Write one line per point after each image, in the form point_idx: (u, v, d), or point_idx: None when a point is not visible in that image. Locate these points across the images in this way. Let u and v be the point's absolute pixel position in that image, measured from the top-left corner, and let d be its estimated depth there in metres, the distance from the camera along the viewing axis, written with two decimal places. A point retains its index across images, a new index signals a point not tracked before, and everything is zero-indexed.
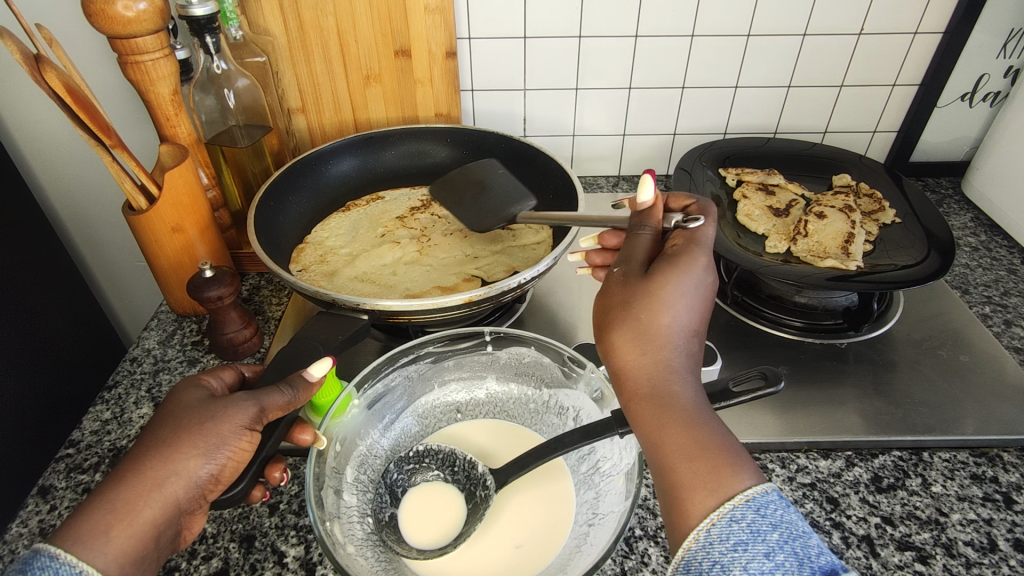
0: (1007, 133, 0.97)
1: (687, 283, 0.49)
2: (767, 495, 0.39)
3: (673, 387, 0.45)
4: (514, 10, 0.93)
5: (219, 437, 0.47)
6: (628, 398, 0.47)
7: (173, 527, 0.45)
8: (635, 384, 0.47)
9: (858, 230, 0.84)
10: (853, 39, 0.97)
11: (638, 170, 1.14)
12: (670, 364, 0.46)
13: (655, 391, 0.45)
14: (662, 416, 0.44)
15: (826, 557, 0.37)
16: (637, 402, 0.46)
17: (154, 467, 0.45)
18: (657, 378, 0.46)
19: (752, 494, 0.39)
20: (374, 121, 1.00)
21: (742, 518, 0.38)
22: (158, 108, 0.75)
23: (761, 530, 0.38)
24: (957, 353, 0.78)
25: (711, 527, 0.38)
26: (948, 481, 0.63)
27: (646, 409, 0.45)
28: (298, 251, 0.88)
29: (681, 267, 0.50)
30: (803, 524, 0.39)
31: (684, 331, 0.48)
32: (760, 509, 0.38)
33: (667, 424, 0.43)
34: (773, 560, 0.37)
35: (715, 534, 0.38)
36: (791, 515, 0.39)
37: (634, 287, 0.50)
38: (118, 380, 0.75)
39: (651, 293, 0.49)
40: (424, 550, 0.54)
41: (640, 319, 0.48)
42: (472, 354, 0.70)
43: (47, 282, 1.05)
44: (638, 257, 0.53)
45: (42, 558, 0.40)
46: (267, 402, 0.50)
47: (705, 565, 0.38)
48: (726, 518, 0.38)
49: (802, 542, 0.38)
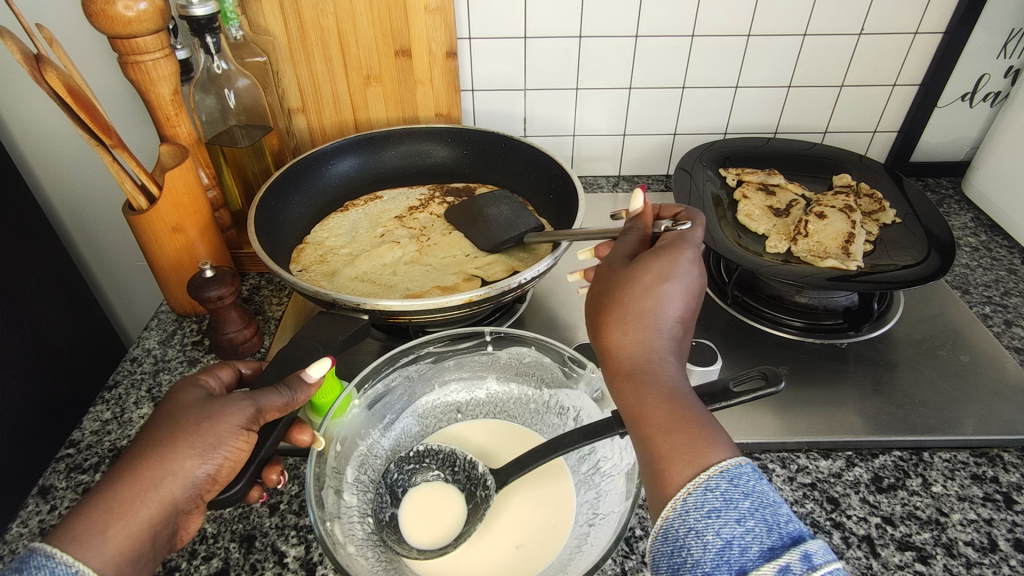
0: (1007, 133, 0.97)
1: (679, 273, 0.50)
2: (740, 467, 0.39)
3: (655, 366, 0.46)
4: (514, 10, 0.93)
5: (216, 436, 0.47)
6: (612, 377, 0.47)
7: (168, 527, 0.45)
8: (619, 363, 0.47)
9: (858, 230, 0.84)
10: (853, 39, 0.97)
11: (639, 170, 1.14)
12: (655, 345, 0.47)
13: (638, 369, 0.46)
14: (643, 390, 0.44)
15: (796, 525, 0.38)
16: (620, 380, 0.46)
17: (151, 467, 0.45)
18: (641, 358, 0.46)
19: (726, 465, 0.39)
20: (374, 121, 1.00)
21: (716, 487, 0.38)
22: (158, 108, 0.75)
23: (734, 498, 0.38)
24: (957, 353, 0.78)
25: (687, 495, 0.38)
26: (949, 481, 0.63)
27: (628, 385, 0.45)
28: (298, 252, 0.88)
29: (661, 259, 0.51)
30: (775, 492, 0.39)
31: (672, 317, 0.49)
32: (733, 479, 0.38)
33: (647, 399, 0.44)
34: (744, 526, 0.37)
35: (691, 502, 0.38)
36: (763, 486, 0.39)
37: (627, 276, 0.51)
38: (118, 380, 0.75)
39: (642, 282, 0.50)
40: (424, 550, 0.54)
41: (629, 304, 0.49)
42: (472, 354, 0.70)
43: (47, 282, 1.05)
44: (624, 252, 0.56)
45: (37, 557, 0.40)
46: (264, 402, 0.50)
47: (681, 532, 0.38)
48: (701, 488, 0.38)
49: (773, 510, 0.38)
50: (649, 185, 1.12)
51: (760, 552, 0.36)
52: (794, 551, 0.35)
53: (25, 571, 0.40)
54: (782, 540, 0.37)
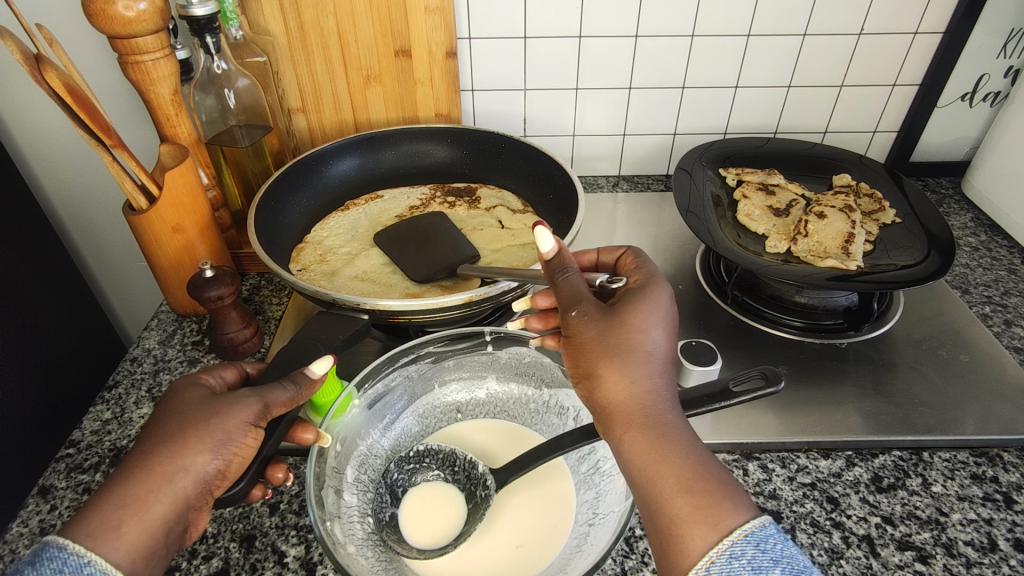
0: (1007, 133, 0.97)
1: (668, 321, 0.51)
2: (765, 528, 0.39)
3: (663, 418, 0.45)
4: (514, 10, 0.93)
5: (225, 432, 0.47)
6: (617, 432, 0.46)
7: (180, 524, 0.45)
8: (625, 416, 0.46)
9: (858, 230, 0.84)
10: (853, 39, 0.97)
11: (639, 170, 1.14)
12: (661, 396, 0.46)
13: (648, 424, 0.45)
14: (657, 450, 0.43)
15: None
16: (628, 436, 0.45)
17: (163, 462, 0.45)
18: (649, 411, 0.45)
19: (750, 528, 0.39)
20: (374, 121, 1.00)
21: (742, 555, 0.38)
22: (158, 109, 0.75)
23: (762, 566, 0.38)
24: (957, 353, 0.78)
25: (710, 565, 0.38)
26: (949, 481, 0.63)
27: (639, 442, 0.44)
28: (298, 251, 0.88)
29: (647, 302, 0.51)
30: (801, 556, 0.39)
31: (669, 364, 0.49)
32: (760, 544, 0.38)
33: (662, 458, 0.43)
34: None
35: (715, 573, 0.38)
36: (789, 549, 0.39)
37: (621, 321, 0.49)
38: (118, 380, 0.75)
39: (638, 327, 0.49)
40: (424, 550, 0.54)
41: (632, 353, 0.48)
42: (472, 354, 0.70)
43: (47, 282, 1.05)
44: (589, 299, 0.50)
45: (50, 550, 0.40)
46: (270, 398, 0.50)
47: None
48: (726, 556, 0.38)
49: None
50: (649, 185, 1.12)
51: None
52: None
53: (38, 564, 0.40)
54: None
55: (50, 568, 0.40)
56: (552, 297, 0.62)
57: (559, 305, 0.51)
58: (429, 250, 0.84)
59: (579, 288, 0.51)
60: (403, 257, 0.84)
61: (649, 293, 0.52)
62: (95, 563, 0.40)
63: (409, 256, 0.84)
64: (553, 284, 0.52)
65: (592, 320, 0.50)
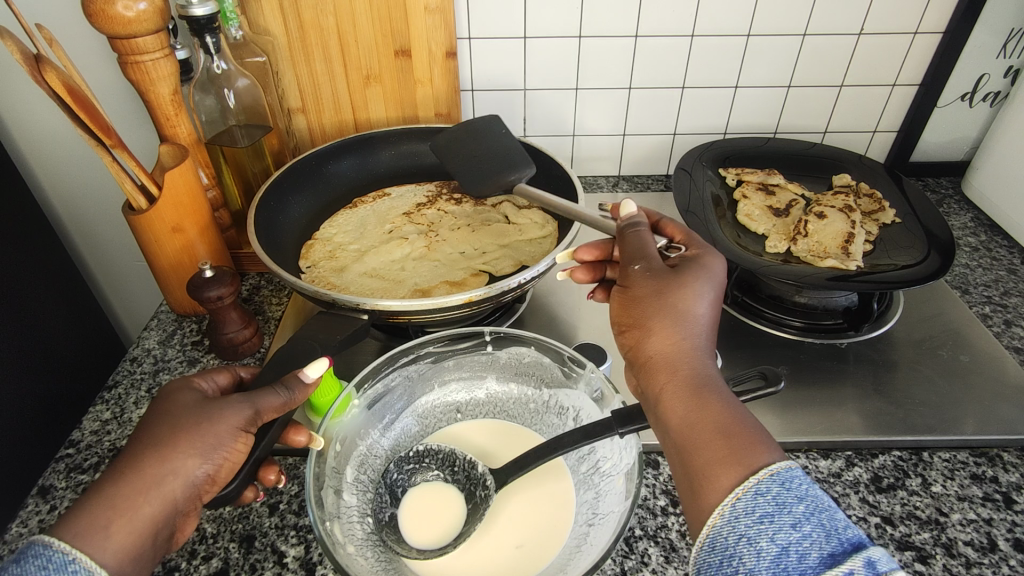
0: (1007, 134, 0.97)
1: (720, 287, 0.52)
2: (790, 471, 0.39)
3: (702, 372, 0.46)
4: (514, 10, 0.93)
5: (216, 437, 0.47)
6: (657, 383, 0.47)
7: (167, 527, 0.45)
8: (668, 367, 0.47)
9: (858, 230, 0.84)
10: (853, 39, 0.97)
11: (639, 171, 1.14)
12: (703, 353, 0.48)
13: (688, 375, 0.46)
14: (694, 397, 0.45)
15: (853, 531, 0.38)
16: (669, 385, 0.46)
17: (152, 466, 0.45)
18: (691, 365, 0.47)
19: (775, 469, 0.39)
20: (374, 121, 1.00)
21: (767, 492, 0.38)
22: (158, 109, 0.75)
23: (787, 503, 0.38)
24: (957, 353, 0.78)
25: (735, 501, 0.39)
26: (948, 481, 0.63)
27: (679, 391, 0.46)
28: (308, 248, 0.88)
29: (701, 269, 0.53)
30: (828, 498, 0.39)
31: (712, 328, 0.50)
32: (784, 483, 0.39)
33: (701, 405, 0.44)
34: (801, 531, 0.37)
35: (741, 508, 0.39)
36: (815, 491, 0.39)
37: (673, 279, 0.51)
38: (118, 380, 0.75)
39: (690, 288, 0.50)
40: (424, 550, 0.54)
41: (680, 310, 0.49)
42: (472, 354, 0.70)
43: (47, 282, 1.05)
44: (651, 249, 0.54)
45: (35, 547, 0.40)
46: (262, 403, 0.50)
47: (731, 539, 0.38)
48: (752, 492, 0.39)
49: (828, 515, 0.38)
50: (649, 185, 1.12)
51: (819, 558, 0.36)
52: (857, 557, 0.35)
53: (23, 560, 0.40)
54: (842, 545, 0.37)
55: (36, 565, 0.40)
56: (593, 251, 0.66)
57: (625, 258, 0.54)
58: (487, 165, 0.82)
59: (645, 244, 0.54)
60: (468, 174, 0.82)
61: (707, 259, 0.54)
62: (80, 560, 0.40)
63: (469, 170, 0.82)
64: (622, 239, 0.56)
65: (648, 277, 0.52)
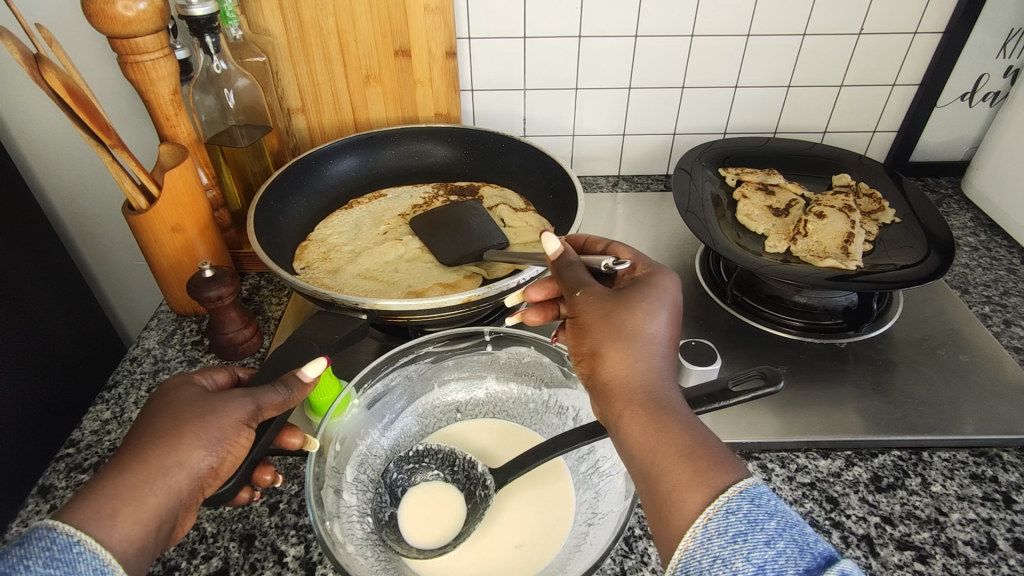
0: (1007, 133, 0.97)
1: (673, 306, 0.53)
2: (757, 487, 0.40)
3: (661, 394, 0.47)
4: (514, 10, 0.93)
5: (220, 430, 0.48)
6: (617, 410, 0.47)
7: (170, 520, 0.45)
8: (626, 394, 0.47)
9: (857, 230, 0.84)
10: (853, 39, 0.97)
11: (639, 171, 1.14)
12: (661, 374, 0.48)
13: (647, 399, 0.46)
14: (653, 424, 0.45)
15: (823, 543, 0.38)
16: (627, 412, 0.46)
17: (159, 456, 0.45)
18: (649, 388, 0.47)
19: (745, 485, 0.39)
20: (374, 121, 1.00)
21: (738, 510, 0.38)
22: (158, 108, 0.75)
23: (758, 519, 0.38)
24: (956, 353, 0.78)
25: (707, 522, 0.39)
26: (948, 481, 0.63)
27: (638, 416, 0.46)
28: (301, 250, 0.88)
29: (654, 290, 0.53)
30: (797, 512, 0.39)
31: (670, 346, 0.51)
32: (754, 499, 0.39)
33: (660, 429, 0.44)
34: (774, 548, 0.37)
35: (713, 529, 0.38)
36: (783, 505, 0.39)
37: (625, 304, 0.52)
38: (118, 380, 0.75)
39: (644, 310, 0.51)
40: (423, 550, 0.54)
41: (632, 334, 0.50)
42: (472, 354, 0.70)
43: (48, 282, 1.05)
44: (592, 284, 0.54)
45: (39, 530, 0.40)
46: (263, 400, 0.51)
47: (705, 562, 0.38)
48: (722, 512, 0.38)
49: (799, 530, 0.38)
50: (649, 185, 1.12)
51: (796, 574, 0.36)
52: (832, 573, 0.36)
53: (27, 543, 0.40)
54: (815, 560, 0.37)
55: (39, 547, 0.39)
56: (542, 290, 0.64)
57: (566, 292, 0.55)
58: (460, 236, 0.86)
59: (580, 275, 0.55)
60: (433, 242, 0.86)
61: (660, 279, 0.55)
62: (84, 542, 0.40)
63: (442, 241, 0.86)
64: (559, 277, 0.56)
65: (596, 304, 0.52)
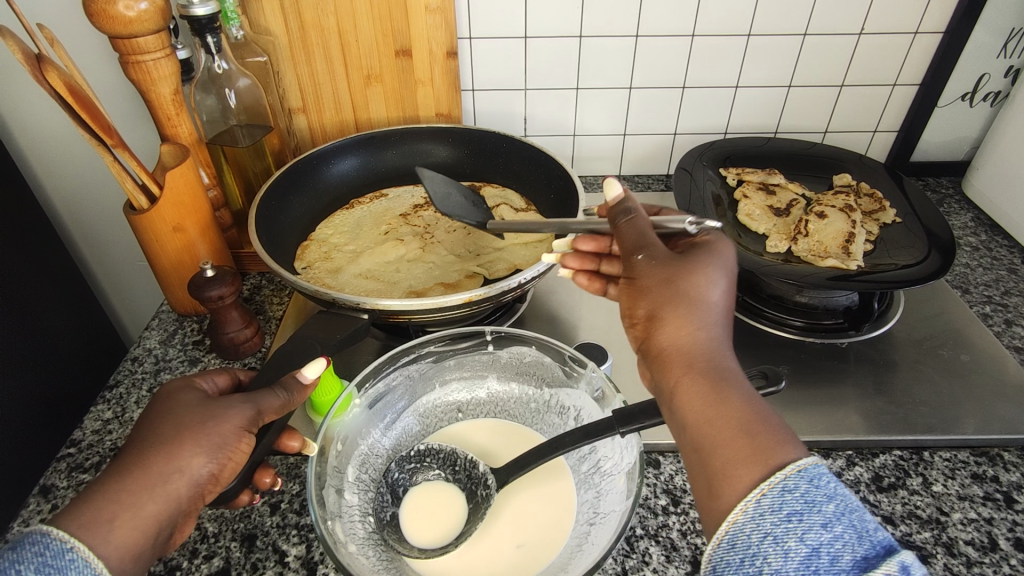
0: (1007, 133, 0.97)
1: (731, 274, 0.51)
2: (818, 468, 0.39)
3: (719, 363, 0.45)
4: (514, 10, 0.93)
5: (220, 436, 0.48)
6: (673, 375, 0.46)
7: (169, 527, 0.45)
8: (683, 360, 0.46)
9: (858, 230, 0.84)
10: (854, 38, 0.97)
11: (639, 171, 1.14)
12: (719, 343, 0.47)
13: (706, 368, 0.45)
14: (712, 393, 0.43)
15: (882, 531, 0.38)
16: (684, 379, 0.45)
17: (159, 462, 0.45)
18: (708, 356, 0.46)
19: (803, 465, 0.39)
20: (375, 121, 1.00)
21: (795, 489, 0.38)
22: (159, 108, 0.75)
23: (817, 501, 0.38)
24: (957, 353, 0.78)
25: (761, 498, 0.38)
26: (949, 481, 0.63)
27: (696, 384, 0.44)
28: (302, 250, 0.88)
29: (714, 257, 0.51)
30: (856, 498, 0.39)
31: (727, 316, 0.49)
32: (813, 480, 0.38)
33: (719, 400, 0.43)
34: (832, 532, 0.37)
35: (767, 505, 0.38)
36: (842, 489, 0.39)
37: (685, 267, 0.49)
38: (118, 380, 0.75)
39: (705, 276, 0.49)
40: (424, 549, 0.54)
41: (694, 299, 0.48)
42: (473, 354, 0.70)
43: (48, 281, 1.05)
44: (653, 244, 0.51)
45: (33, 535, 0.40)
46: (263, 404, 0.51)
47: (755, 537, 0.38)
48: (779, 489, 0.38)
49: (858, 516, 0.38)
50: (649, 185, 1.12)
51: (853, 560, 0.36)
52: (892, 562, 0.35)
53: (19, 548, 0.40)
54: (874, 548, 0.37)
55: (32, 552, 0.39)
56: (592, 241, 0.65)
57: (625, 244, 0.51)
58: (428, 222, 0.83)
59: (642, 229, 0.51)
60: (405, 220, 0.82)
61: (718, 245, 0.53)
62: (77, 549, 0.40)
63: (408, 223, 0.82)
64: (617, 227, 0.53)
65: (656, 265, 0.50)
